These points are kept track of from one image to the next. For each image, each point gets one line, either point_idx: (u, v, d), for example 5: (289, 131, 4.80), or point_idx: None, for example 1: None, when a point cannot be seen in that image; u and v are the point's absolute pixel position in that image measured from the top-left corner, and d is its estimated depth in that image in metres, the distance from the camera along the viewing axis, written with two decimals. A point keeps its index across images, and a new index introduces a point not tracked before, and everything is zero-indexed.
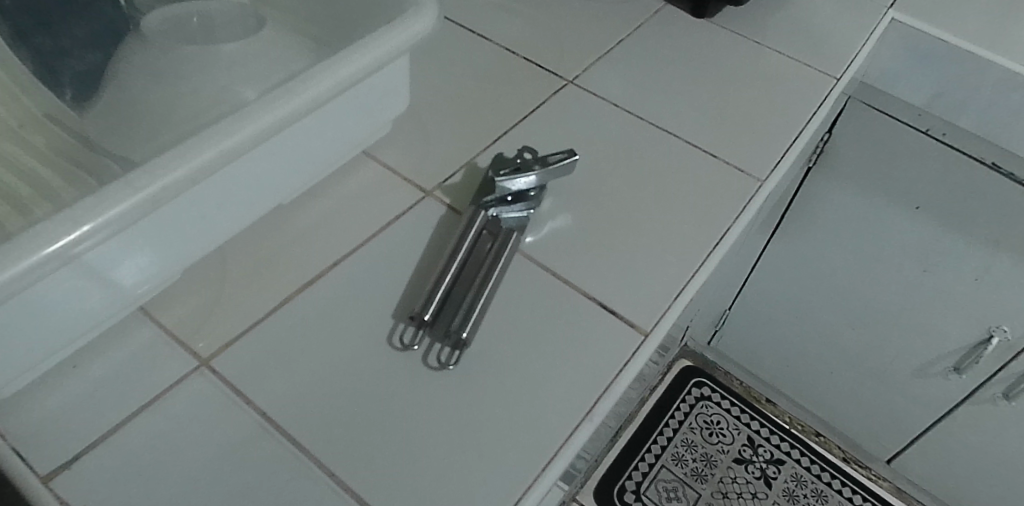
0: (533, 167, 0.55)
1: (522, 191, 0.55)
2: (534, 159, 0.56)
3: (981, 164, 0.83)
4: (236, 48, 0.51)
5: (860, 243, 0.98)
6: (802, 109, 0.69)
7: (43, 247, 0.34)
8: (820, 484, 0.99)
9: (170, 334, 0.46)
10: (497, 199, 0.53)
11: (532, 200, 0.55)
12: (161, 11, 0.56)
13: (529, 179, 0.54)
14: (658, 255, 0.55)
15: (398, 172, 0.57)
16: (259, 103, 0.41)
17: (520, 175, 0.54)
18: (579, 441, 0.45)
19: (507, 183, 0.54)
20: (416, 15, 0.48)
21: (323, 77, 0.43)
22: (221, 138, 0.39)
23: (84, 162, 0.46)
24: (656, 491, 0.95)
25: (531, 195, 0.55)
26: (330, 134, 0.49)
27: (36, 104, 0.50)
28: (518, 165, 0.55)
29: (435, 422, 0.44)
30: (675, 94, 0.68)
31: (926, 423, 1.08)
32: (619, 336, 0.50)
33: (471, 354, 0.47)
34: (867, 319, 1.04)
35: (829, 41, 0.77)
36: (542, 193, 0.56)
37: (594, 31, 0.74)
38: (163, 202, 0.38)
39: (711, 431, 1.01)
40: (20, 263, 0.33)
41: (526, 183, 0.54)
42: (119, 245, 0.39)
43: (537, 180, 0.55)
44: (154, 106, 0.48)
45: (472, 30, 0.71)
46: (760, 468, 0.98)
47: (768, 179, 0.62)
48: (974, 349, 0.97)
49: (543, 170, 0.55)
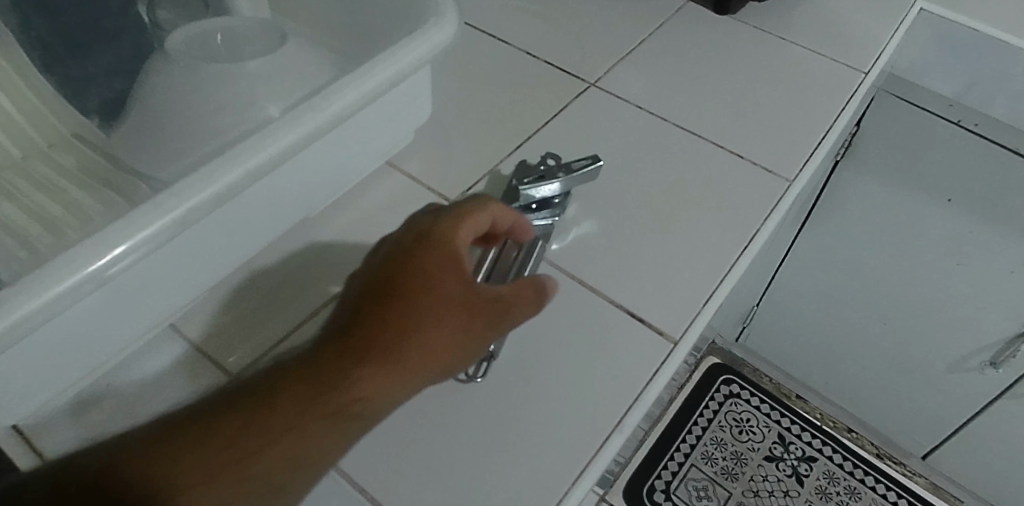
0: (557, 174, 0.54)
1: (546, 199, 0.54)
2: (558, 166, 0.55)
3: (1015, 155, 0.81)
4: (259, 64, 0.49)
5: (892, 237, 0.97)
6: (831, 105, 0.67)
7: (74, 271, 0.34)
8: (853, 481, 0.96)
9: (200, 351, 0.46)
10: (521, 207, 0.53)
11: (557, 207, 0.54)
12: (182, 29, 0.52)
13: (554, 186, 0.53)
14: (686, 259, 0.54)
15: (421, 182, 0.57)
16: (283, 119, 0.41)
17: (544, 182, 0.53)
18: (610, 451, 0.45)
19: (531, 192, 0.53)
20: (436, 24, 0.47)
21: (345, 91, 0.43)
22: (246, 157, 0.39)
23: (115, 182, 0.47)
24: (687, 490, 0.90)
25: (555, 201, 0.54)
26: (352, 146, 0.49)
27: (62, 123, 0.51)
28: (541, 173, 0.55)
29: (464, 437, 0.45)
30: (700, 94, 0.67)
31: (962, 418, 1.06)
32: (648, 344, 0.49)
33: (502, 362, 0.48)
34: (898, 313, 1.03)
35: (856, 34, 0.76)
36: (566, 200, 0.55)
37: (615, 31, 0.73)
38: (191, 222, 0.38)
39: (740, 429, 0.97)
40: (52, 289, 0.34)
41: (550, 190, 0.53)
42: (147, 266, 0.39)
43: (560, 188, 0.54)
44: (174, 120, 0.47)
45: (493, 36, 0.71)
46: (792, 465, 0.95)
47: (797, 178, 0.61)
48: (1011, 343, 0.95)
49: (567, 177, 0.54)
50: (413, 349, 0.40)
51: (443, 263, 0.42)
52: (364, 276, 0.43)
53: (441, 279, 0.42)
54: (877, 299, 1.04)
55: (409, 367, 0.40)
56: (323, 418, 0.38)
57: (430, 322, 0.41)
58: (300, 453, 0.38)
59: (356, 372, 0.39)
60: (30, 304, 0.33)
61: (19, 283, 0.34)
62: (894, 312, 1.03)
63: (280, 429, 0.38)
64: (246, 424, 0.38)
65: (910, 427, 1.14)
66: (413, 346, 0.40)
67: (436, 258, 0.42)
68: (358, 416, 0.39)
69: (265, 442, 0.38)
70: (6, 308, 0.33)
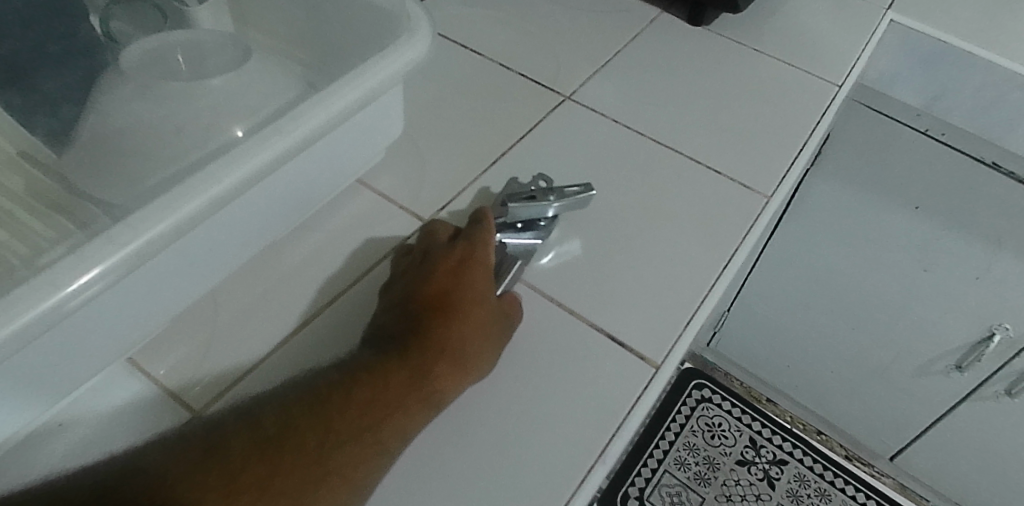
0: (546, 196, 0.53)
1: (533, 219, 0.53)
2: (550, 188, 0.54)
3: (981, 164, 0.83)
4: (223, 83, 0.47)
5: (862, 244, 0.98)
6: (805, 118, 0.67)
7: (50, 293, 0.33)
8: (825, 484, 0.74)
9: (160, 385, 0.44)
10: (505, 225, 0.52)
11: (543, 229, 0.53)
12: (137, 45, 0.49)
13: (541, 207, 0.52)
14: (665, 279, 0.53)
15: (393, 200, 0.55)
16: (248, 142, 0.39)
17: (533, 203, 0.52)
18: (593, 484, 0.44)
19: (518, 210, 0.52)
20: (408, 40, 0.45)
21: (313, 112, 0.41)
22: (209, 184, 0.37)
23: (68, 207, 0.45)
24: (659, 496, 0.68)
25: (542, 223, 0.54)
26: (321, 167, 0.46)
27: (10, 144, 0.49)
28: (532, 193, 0.54)
29: (441, 471, 0.43)
30: (675, 107, 0.67)
31: (927, 421, 1.09)
32: (629, 369, 0.48)
33: (480, 390, 0.46)
34: (866, 319, 1.04)
35: (828, 46, 0.76)
36: (553, 222, 0.54)
37: (589, 42, 0.72)
38: (149, 255, 0.36)
39: (712, 433, 0.73)
40: (11, 323, 0.32)
41: (538, 211, 0.53)
42: (104, 302, 0.37)
43: (550, 210, 0.53)
44: (132, 139, 0.45)
45: (465, 46, 0.69)
46: (763, 469, 0.72)
47: (775, 194, 0.60)
48: (976, 346, 0.98)
49: (558, 201, 0.53)
50: (474, 349, 0.44)
51: (482, 280, 0.47)
52: (406, 293, 0.47)
53: (484, 295, 0.46)
54: (847, 306, 1.05)
55: (472, 366, 0.44)
56: (407, 412, 0.41)
57: (485, 327, 0.45)
58: (392, 447, 0.40)
59: (434, 371, 0.43)
60: (4, 328, 0.31)
61: (7, 297, 0.32)
62: (863, 318, 1.05)
63: (375, 422, 0.40)
64: (344, 425, 0.39)
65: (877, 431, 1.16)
66: (475, 347, 0.44)
67: (480, 275, 0.47)
68: (431, 414, 0.42)
69: (363, 435, 0.39)
70: (5, 316, 0.31)
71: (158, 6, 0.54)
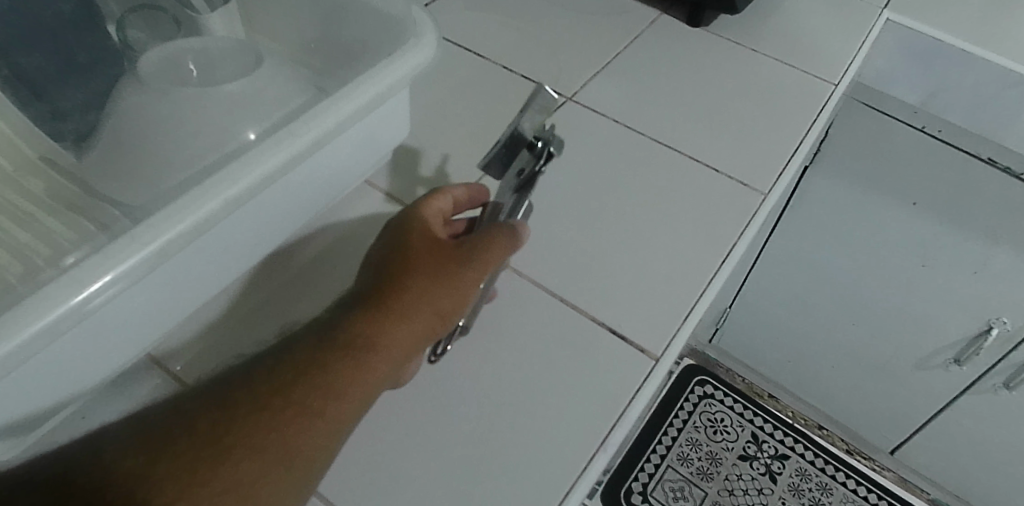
0: None
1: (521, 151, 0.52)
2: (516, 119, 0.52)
3: (976, 159, 0.84)
4: (236, 88, 0.49)
5: (861, 240, 0.99)
6: (803, 117, 0.69)
7: (58, 302, 0.34)
8: (825, 478, 0.84)
9: (173, 377, 0.46)
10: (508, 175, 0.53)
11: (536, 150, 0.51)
12: (152, 52, 0.51)
13: None
14: (665, 274, 0.55)
15: (399, 201, 0.57)
16: (263, 145, 0.41)
17: None
18: (594, 472, 0.45)
19: None
20: (415, 45, 0.47)
21: (324, 115, 0.43)
22: (226, 186, 0.39)
23: (87, 211, 0.47)
24: (663, 491, 0.81)
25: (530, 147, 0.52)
26: (332, 169, 0.48)
27: (32, 147, 0.50)
28: None
29: (448, 460, 0.45)
30: (675, 107, 0.68)
31: (928, 414, 1.10)
32: (630, 362, 0.50)
33: (483, 384, 0.48)
34: (866, 315, 1.06)
35: (825, 46, 0.77)
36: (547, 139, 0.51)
37: (591, 43, 0.73)
38: (170, 254, 0.37)
39: (713, 429, 0.84)
40: (39, 321, 0.33)
41: None
42: (126, 300, 0.38)
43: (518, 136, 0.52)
44: (150, 143, 0.46)
45: (469, 49, 0.71)
46: (765, 464, 0.83)
47: (772, 192, 0.62)
48: (974, 341, 0.99)
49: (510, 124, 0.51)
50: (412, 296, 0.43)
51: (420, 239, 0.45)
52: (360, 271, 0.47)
53: (423, 244, 0.45)
54: (846, 301, 1.06)
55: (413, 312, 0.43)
56: (329, 365, 0.40)
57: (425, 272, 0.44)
58: (308, 409, 0.39)
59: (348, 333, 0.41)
60: (25, 331, 0.33)
61: (8, 313, 0.33)
62: (863, 314, 1.06)
63: (283, 387, 0.39)
64: (268, 384, 0.39)
65: (879, 425, 1.17)
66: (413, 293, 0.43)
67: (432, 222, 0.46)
68: (355, 375, 0.40)
69: (272, 402, 0.39)
70: (9, 329, 0.33)
71: (174, 18, 0.56)
